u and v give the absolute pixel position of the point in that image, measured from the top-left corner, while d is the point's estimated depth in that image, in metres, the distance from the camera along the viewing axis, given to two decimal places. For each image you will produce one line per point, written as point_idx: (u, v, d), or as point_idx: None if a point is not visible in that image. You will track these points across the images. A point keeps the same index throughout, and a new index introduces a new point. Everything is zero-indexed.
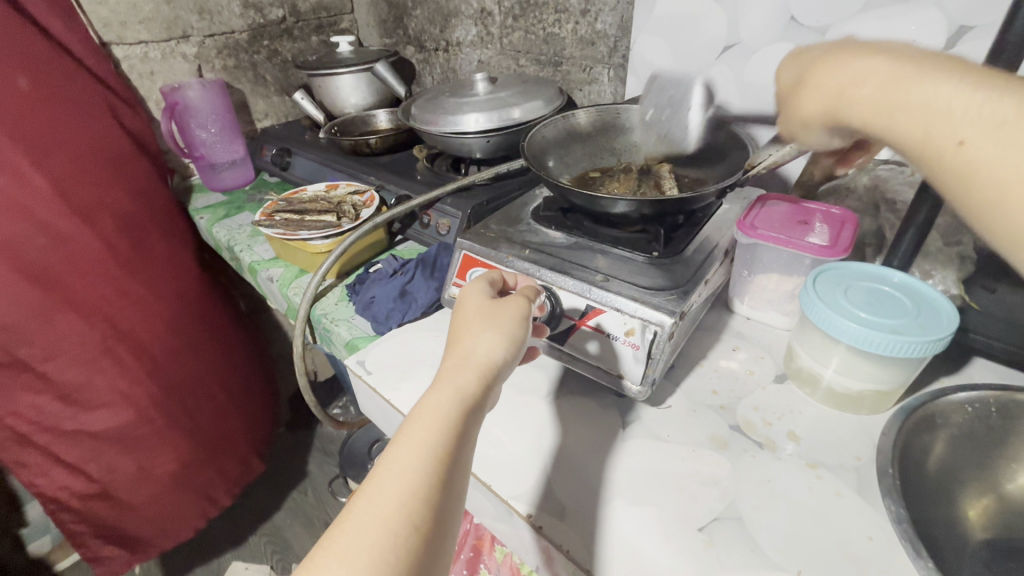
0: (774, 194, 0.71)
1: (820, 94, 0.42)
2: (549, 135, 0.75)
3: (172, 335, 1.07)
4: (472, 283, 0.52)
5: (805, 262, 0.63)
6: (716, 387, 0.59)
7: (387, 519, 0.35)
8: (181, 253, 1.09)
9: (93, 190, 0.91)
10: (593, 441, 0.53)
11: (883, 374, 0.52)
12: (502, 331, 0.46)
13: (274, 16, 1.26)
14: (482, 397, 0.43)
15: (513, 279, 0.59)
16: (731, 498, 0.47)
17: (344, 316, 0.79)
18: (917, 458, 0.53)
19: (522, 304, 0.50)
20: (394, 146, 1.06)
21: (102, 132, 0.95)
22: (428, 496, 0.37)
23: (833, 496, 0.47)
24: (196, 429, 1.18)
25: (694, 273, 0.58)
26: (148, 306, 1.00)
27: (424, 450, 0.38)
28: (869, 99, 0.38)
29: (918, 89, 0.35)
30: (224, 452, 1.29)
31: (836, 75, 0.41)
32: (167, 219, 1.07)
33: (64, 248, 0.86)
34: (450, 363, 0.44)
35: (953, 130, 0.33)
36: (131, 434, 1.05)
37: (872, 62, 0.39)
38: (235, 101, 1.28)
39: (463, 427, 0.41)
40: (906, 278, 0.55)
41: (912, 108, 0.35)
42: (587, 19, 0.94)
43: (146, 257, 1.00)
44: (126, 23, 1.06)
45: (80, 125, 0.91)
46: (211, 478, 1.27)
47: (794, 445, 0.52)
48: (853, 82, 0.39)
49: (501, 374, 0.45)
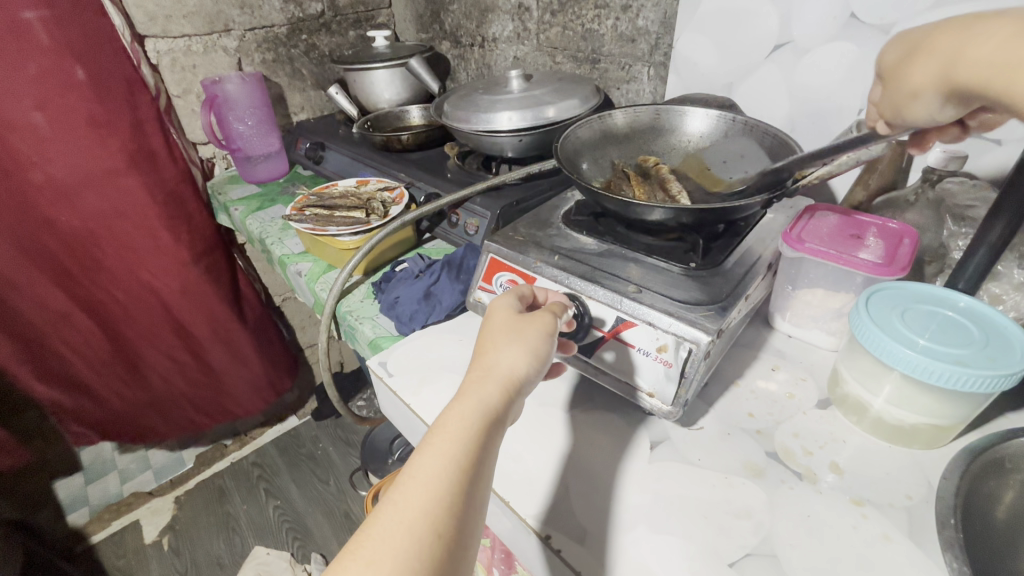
0: (823, 205, 0.66)
1: (932, 61, 0.40)
2: (584, 136, 0.72)
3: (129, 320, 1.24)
4: (501, 296, 0.51)
5: (856, 280, 0.59)
6: (753, 410, 0.56)
7: (411, 528, 0.34)
8: (150, 259, 1.17)
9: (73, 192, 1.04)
10: (620, 460, 0.51)
11: (943, 409, 0.47)
12: (527, 345, 0.45)
13: (313, 10, 1.27)
14: (504, 413, 0.41)
15: (544, 295, 0.55)
16: (767, 532, 0.44)
17: (369, 314, 0.78)
18: (980, 505, 0.48)
19: (549, 319, 0.48)
20: (425, 143, 1.06)
21: (91, 141, 1.01)
22: (449, 508, 0.36)
23: (879, 539, 0.43)
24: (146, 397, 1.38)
25: (734, 287, 0.54)
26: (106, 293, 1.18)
27: (447, 461, 0.37)
28: (988, 57, 0.36)
29: None
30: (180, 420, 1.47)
31: (956, 38, 0.39)
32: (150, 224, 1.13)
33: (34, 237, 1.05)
34: (473, 376, 0.43)
35: None
36: (85, 387, 1.28)
37: (994, 23, 0.37)
38: (272, 95, 1.30)
39: (485, 441, 0.39)
40: (972, 303, 0.50)
41: None
42: (628, 15, 0.90)
43: (115, 253, 1.14)
44: (171, 16, 1.08)
45: (65, 133, 0.98)
46: (162, 428, 1.46)
47: (836, 478, 0.48)
48: (972, 40, 0.38)
49: (524, 389, 0.44)
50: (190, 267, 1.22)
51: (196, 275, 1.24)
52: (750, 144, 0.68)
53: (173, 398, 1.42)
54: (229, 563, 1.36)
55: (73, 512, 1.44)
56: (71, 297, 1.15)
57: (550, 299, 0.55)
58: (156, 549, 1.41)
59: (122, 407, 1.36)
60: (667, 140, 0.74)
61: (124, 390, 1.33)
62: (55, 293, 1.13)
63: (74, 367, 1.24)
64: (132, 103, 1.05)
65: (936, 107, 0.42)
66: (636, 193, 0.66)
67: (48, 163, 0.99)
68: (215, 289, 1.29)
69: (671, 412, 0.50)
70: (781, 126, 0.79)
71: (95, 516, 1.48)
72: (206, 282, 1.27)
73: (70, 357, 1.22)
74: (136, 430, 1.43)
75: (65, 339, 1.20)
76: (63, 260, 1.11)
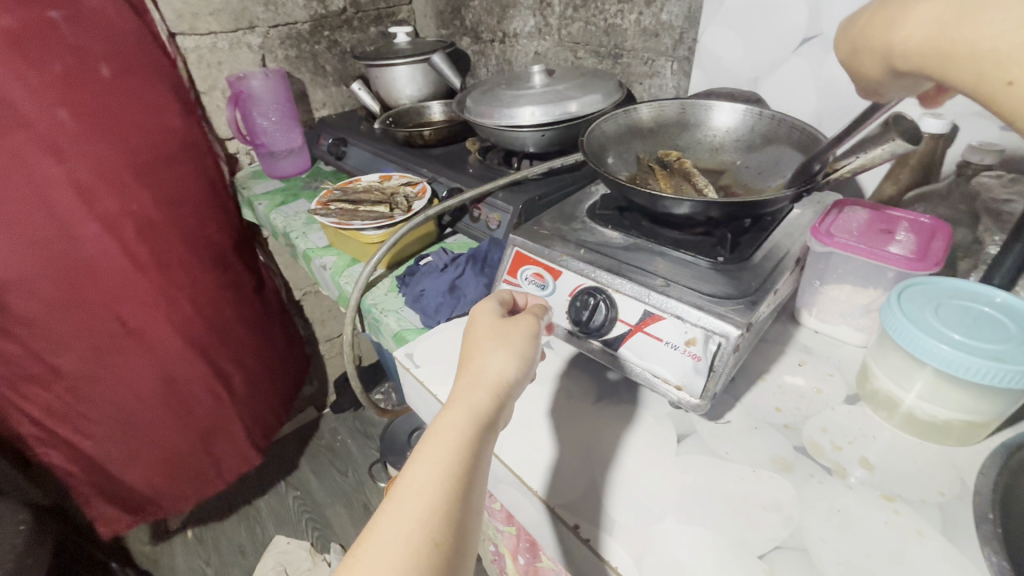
0: (852, 199, 0.65)
1: (871, 54, 0.39)
2: (609, 131, 0.73)
3: (181, 337, 1.19)
4: (482, 302, 0.53)
5: (888, 274, 0.58)
6: (780, 405, 0.56)
7: (408, 536, 0.36)
8: (180, 281, 1.15)
9: (119, 196, 1.01)
10: (647, 452, 0.51)
11: (979, 404, 0.47)
12: (513, 349, 0.47)
13: (335, 7, 1.28)
14: (495, 416, 0.43)
15: (524, 299, 0.58)
16: (795, 526, 0.44)
17: (393, 306, 0.79)
18: (1018, 503, 0.47)
19: (531, 322, 0.50)
20: (447, 138, 1.06)
21: (118, 144, 0.99)
22: (446, 514, 0.37)
23: (913, 535, 0.42)
24: (196, 421, 1.32)
25: (763, 281, 0.54)
26: (158, 310, 1.13)
27: (441, 468, 0.39)
28: (918, 50, 0.35)
29: (962, 33, 0.32)
30: (224, 441, 1.42)
31: (882, 30, 0.37)
32: (177, 242, 1.12)
33: (87, 254, 1.00)
34: (463, 382, 0.45)
35: (1000, 70, 0.31)
36: (133, 420, 1.21)
37: (913, 6, 0.35)
38: (295, 91, 1.31)
39: (478, 445, 0.41)
40: (1008, 298, 0.49)
41: (961, 55, 0.33)
42: (652, 9, 0.90)
43: (165, 262, 1.11)
44: (199, 14, 1.10)
45: (103, 130, 0.97)
46: (213, 453, 1.40)
47: (865, 473, 0.48)
48: (897, 30, 0.36)
49: (513, 392, 0.45)
50: (215, 281, 1.22)
51: (220, 289, 1.24)
52: (779, 136, 0.67)
53: (222, 416, 1.37)
54: (251, 552, 1.39)
55: None
56: (123, 321, 1.09)
57: (530, 303, 0.58)
58: (180, 537, 1.45)
59: (173, 437, 1.30)
60: (692, 135, 0.74)
61: (164, 434, 1.27)
62: (105, 317, 1.07)
63: (123, 399, 1.17)
64: (156, 103, 1.05)
65: (902, 84, 0.40)
66: (665, 188, 0.66)
67: (81, 184, 0.96)
68: (236, 300, 1.29)
69: (700, 405, 0.51)
70: (808, 121, 0.79)
71: None
72: (227, 294, 1.26)
73: (122, 387, 1.15)
74: (186, 462, 1.36)
75: (117, 369, 1.13)
76: (117, 279, 1.05)
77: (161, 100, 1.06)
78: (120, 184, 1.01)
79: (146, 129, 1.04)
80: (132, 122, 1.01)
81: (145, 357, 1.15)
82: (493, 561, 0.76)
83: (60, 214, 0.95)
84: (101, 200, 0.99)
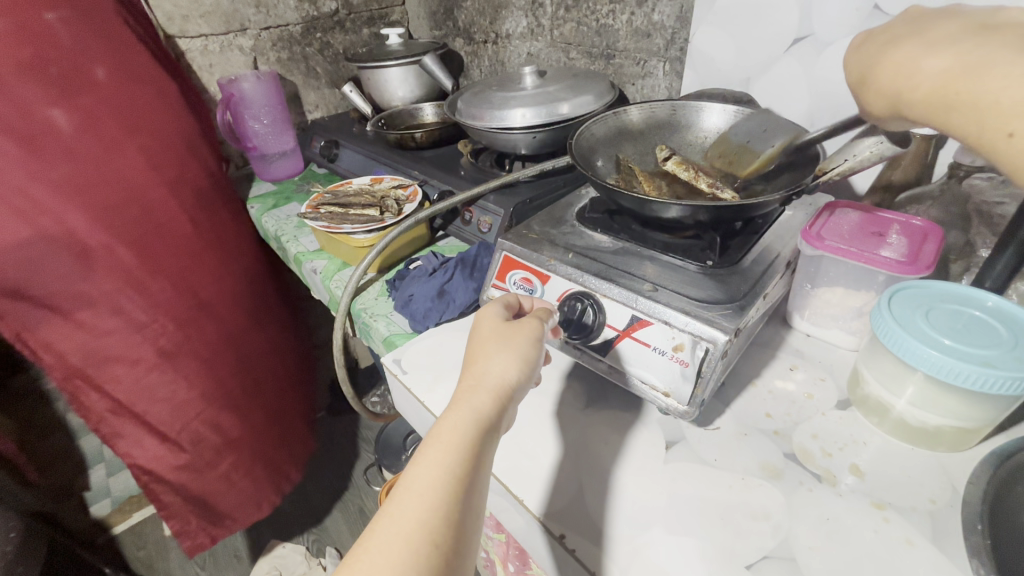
0: (844, 202, 0.65)
1: (878, 93, 0.39)
2: (599, 132, 0.72)
3: (242, 317, 1.10)
4: (486, 305, 0.52)
5: (879, 278, 0.58)
6: (771, 410, 0.55)
7: (408, 539, 0.36)
8: (230, 256, 1.06)
9: (172, 161, 0.95)
10: (634, 459, 0.50)
11: (969, 411, 0.46)
12: (516, 351, 0.46)
13: (327, 8, 1.27)
14: (496, 419, 0.43)
15: (530, 303, 0.57)
16: (785, 535, 0.43)
17: (383, 311, 0.79)
18: (1009, 510, 0.47)
19: (537, 325, 0.49)
20: (439, 140, 1.06)
21: (160, 108, 0.95)
22: (445, 516, 0.37)
23: (902, 545, 0.42)
24: (262, 414, 1.20)
25: (752, 285, 0.54)
26: (223, 283, 1.03)
27: (441, 470, 0.39)
28: (927, 94, 0.35)
29: (969, 84, 0.33)
30: (285, 437, 1.31)
31: (892, 73, 0.37)
32: (223, 219, 1.05)
33: (155, 219, 0.90)
34: (465, 385, 0.44)
35: (1003, 121, 0.32)
36: (214, 413, 1.07)
37: (923, 53, 0.36)
38: (287, 93, 1.31)
39: (478, 450, 0.40)
40: (1000, 302, 0.49)
41: (963, 106, 0.33)
42: (643, 10, 0.89)
43: (219, 233, 1.03)
44: (188, 17, 1.10)
45: (145, 92, 0.92)
46: (277, 451, 1.29)
47: (856, 480, 0.47)
48: (907, 76, 0.37)
49: (515, 396, 0.45)
50: (254, 271, 1.15)
51: (256, 267, 1.17)
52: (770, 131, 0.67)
53: (279, 406, 1.27)
54: (248, 557, 1.38)
55: (96, 503, 1.44)
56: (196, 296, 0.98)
57: (536, 306, 0.56)
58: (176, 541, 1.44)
59: (250, 432, 1.17)
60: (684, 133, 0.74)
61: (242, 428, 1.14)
62: (183, 290, 0.95)
63: (204, 390, 1.03)
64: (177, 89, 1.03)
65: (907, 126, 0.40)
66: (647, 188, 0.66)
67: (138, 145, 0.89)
68: (266, 280, 1.22)
69: (687, 412, 0.50)
70: (800, 121, 0.78)
71: (116, 508, 1.49)
72: (261, 273, 1.19)
73: (204, 375, 1.02)
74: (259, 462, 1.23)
75: (197, 355, 1.00)
76: (184, 247, 0.95)
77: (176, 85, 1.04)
78: (169, 148, 0.95)
79: (177, 109, 1.00)
80: (165, 90, 0.97)
81: (218, 339, 1.03)
82: (484, 567, 0.75)
83: (128, 174, 0.87)
84: (158, 170, 0.91)
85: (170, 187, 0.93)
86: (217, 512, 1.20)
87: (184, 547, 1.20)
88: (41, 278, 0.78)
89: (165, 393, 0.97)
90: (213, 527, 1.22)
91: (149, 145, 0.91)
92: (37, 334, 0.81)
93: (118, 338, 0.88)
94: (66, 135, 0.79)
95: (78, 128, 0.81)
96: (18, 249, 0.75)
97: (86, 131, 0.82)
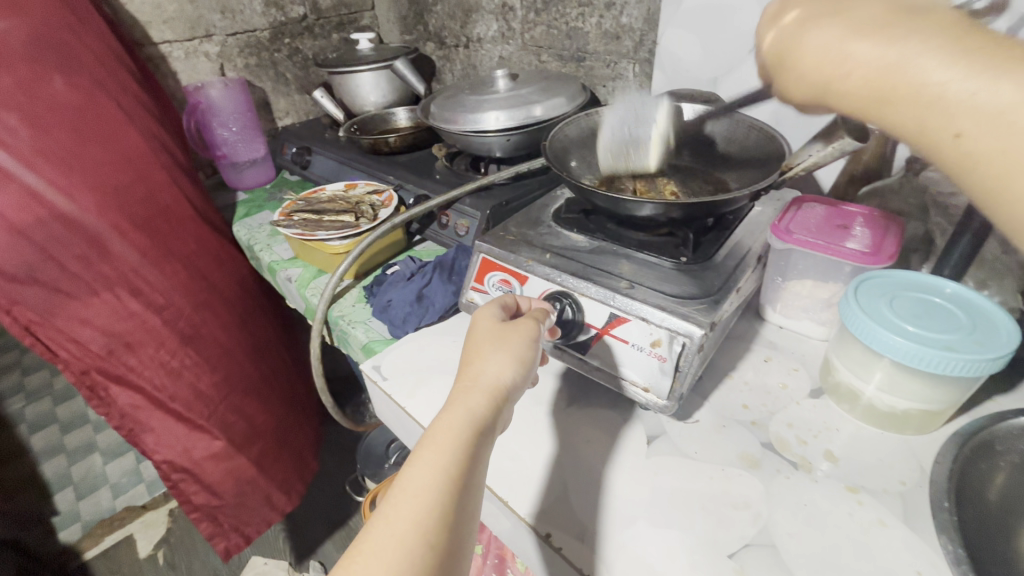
0: (810, 196, 0.67)
1: (810, 81, 0.38)
2: (571, 134, 0.73)
3: (238, 327, 1.07)
4: (484, 305, 0.52)
5: (845, 269, 0.60)
6: (747, 402, 0.56)
7: (403, 540, 0.35)
8: (227, 247, 1.05)
9: (159, 165, 0.92)
10: (613, 454, 0.51)
11: (933, 393, 0.48)
12: (512, 352, 0.46)
13: (295, 14, 1.26)
14: (493, 420, 0.43)
15: (527, 303, 0.56)
16: (764, 523, 0.44)
17: (361, 318, 0.78)
18: (973, 487, 0.49)
19: (533, 326, 0.49)
20: (413, 144, 1.05)
21: (143, 113, 0.93)
22: (442, 517, 0.37)
23: (876, 525, 0.43)
24: (268, 424, 1.17)
25: (725, 280, 0.55)
26: (211, 293, 1.00)
27: (438, 470, 0.38)
28: (861, 90, 0.35)
29: (905, 79, 0.33)
30: (293, 451, 1.26)
31: (827, 60, 0.37)
32: (214, 218, 1.04)
33: (139, 223, 0.88)
34: (461, 385, 0.44)
35: (949, 121, 0.32)
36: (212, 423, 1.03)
37: (850, 44, 0.35)
38: (256, 100, 1.29)
39: (475, 451, 0.40)
40: (958, 288, 0.51)
41: (902, 102, 0.34)
42: (612, 13, 0.91)
43: (210, 238, 1.00)
44: (150, 23, 1.07)
45: (126, 95, 0.90)
46: (293, 461, 1.25)
47: (830, 466, 0.49)
48: (843, 66, 0.36)
49: (511, 397, 0.45)
50: (250, 278, 1.12)
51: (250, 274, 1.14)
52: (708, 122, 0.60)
53: (290, 416, 1.25)
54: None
55: (64, 529, 1.38)
56: (186, 303, 0.95)
57: (534, 307, 0.55)
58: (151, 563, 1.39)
59: (258, 443, 1.14)
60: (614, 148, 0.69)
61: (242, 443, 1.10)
62: (171, 293, 0.93)
63: (193, 408, 1.00)
64: (144, 85, 1.00)
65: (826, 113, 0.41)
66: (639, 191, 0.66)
67: (125, 147, 0.87)
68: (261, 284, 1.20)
69: (667, 407, 0.50)
70: (766, 120, 0.80)
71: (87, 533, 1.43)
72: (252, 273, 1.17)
73: (190, 387, 0.98)
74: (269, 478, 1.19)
75: (183, 367, 0.96)
76: (168, 251, 0.93)
77: (149, 91, 1.02)
78: (154, 149, 0.92)
79: (153, 114, 0.97)
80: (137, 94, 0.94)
81: (211, 346, 1.01)
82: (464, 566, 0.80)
83: (112, 179, 0.85)
84: (141, 175, 0.89)
85: (162, 183, 0.92)
86: (240, 507, 1.16)
87: (219, 549, 1.18)
88: (60, 259, 0.79)
89: (190, 377, 0.98)
90: (246, 526, 1.20)
91: (136, 145, 0.89)
92: (53, 324, 0.81)
93: (140, 322, 0.89)
94: (54, 135, 0.79)
95: (65, 128, 0.80)
96: (36, 227, 0.76)
97: (62, 131, 0.80)
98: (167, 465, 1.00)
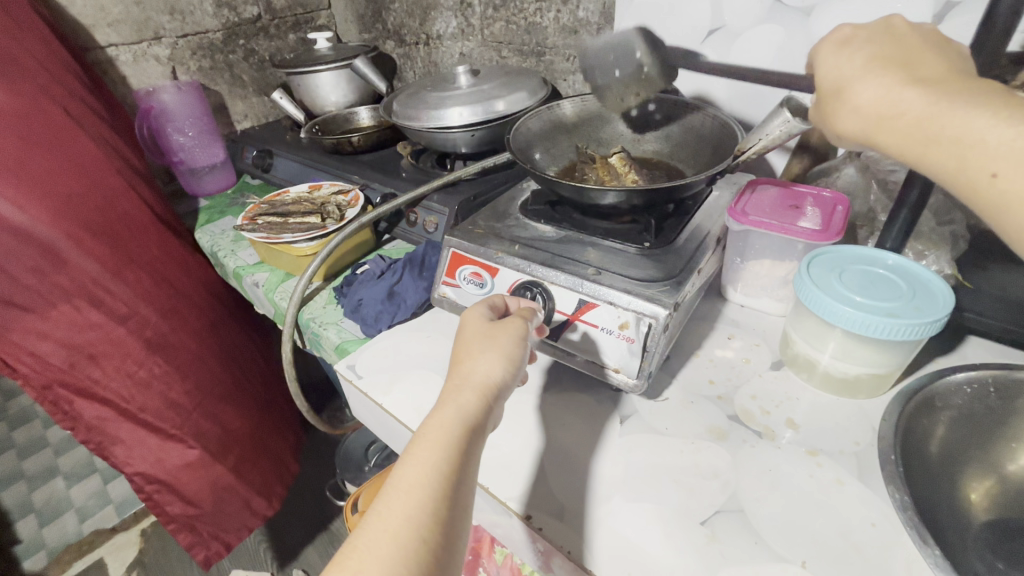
0: (763, 179, 0.70)
1: (857, 115, 0.40)
2: (534, 127, 0.74)
3: (209, 335, 1.04)
4: (472, 305, 0.52)
5: (798, 247, 0.63)
6: (713, 377, 0.59)
7: (397, 536, 0.36)
8: (193, 254, 1.03)
9: (114, 175, 0.89)
10: (588, 434, 0.53)
11: (881, 358, 0.52)
12: (501, 351, 0.46)
13: (248, 14, 1.23)
14: (484, 417, 0.43)
15: (516, 302, 0.55)
16: (732, 490, 0.46)
17: (333, 319, 0.77)
18: (919, 441, 0.52)
19: (520, 324, 0.49)
20: (377, 143, 1.04)
21: (95, 124, 0.90)
22: (435, 512, 0.38)
23: (833, 484, 0.46)
24: (246, 432, 1.14)
25: (687, 262, 0.57)
26: (176, 302, 0.97)
27: (430, 468, 0.39)
28: (905, 128, 0.37)
29: (951, 121, 0.35)
30: (273, 458, 1.23)
31: (881, 99, 0.38)
32: (174, 225, 1.01)
33: (95, 233, 0.85)
34: (452, 384, 0.45)
35: (985, 163, 0.34)
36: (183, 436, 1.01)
37: (906, 87, 0.37)
38: (212, 103, 1.25)
39: (467, 448, 0.41)
40: (899, 260, 0.55)
41: (945, 141, 0.35)
42: (569, 7, 0.92)
43: (171, 245, 0.97)
44: (94, 26, 1.03)
45: (79, 108, 0.87)
46: (273, 470, 1.23)
47: (792, 433, 0.52)
48: (897, 105, 0.37)
49: (502, 394, 0.45)
50: (218, 283, 1.09)
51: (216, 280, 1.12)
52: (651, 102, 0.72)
53: (269, 424, 1.22)
54: None
55: (29, 557, 1.32)
56: (150, 313, 0.93)
57: (523, 306, 0.55)
58: None
59: (235, 452, 1.12)
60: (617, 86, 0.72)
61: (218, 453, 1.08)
62: (134, 303, 0.90)
63: (163, 419, 0.97)
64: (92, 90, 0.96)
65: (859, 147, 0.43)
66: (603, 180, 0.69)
67: (74, 156, 0.83)
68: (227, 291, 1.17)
69: (637, 386, 0.52)
70: (720, 107, 0.83)
71: (54, 559, 1.37)
72: None
73: (158, 398, 0.95)
74: (247, 488, 1.16)
75: (151, 379, 0.94)
76: (128, 260, 0.90)
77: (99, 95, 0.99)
78: (110, 158, 0.89)
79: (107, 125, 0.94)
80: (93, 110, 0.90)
81: (181, 354, 0.98)
82: None
83: (64, 189, 0.81)
84: (95, 184, 0.86)
85: (120, 190, 0.89)
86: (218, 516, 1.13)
87: (199, 559, 1.15)
88: (12, 271, 0.76)
89: (161, 386, 0.95)
90: (225, 533, 1.17)
91: (88, 154, 0.85)
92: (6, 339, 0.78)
93: (102, 334, 0.87)
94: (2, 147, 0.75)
95: (11, 136, 0.76)
96: None
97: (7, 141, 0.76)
98: (139, 478, 0.98)
